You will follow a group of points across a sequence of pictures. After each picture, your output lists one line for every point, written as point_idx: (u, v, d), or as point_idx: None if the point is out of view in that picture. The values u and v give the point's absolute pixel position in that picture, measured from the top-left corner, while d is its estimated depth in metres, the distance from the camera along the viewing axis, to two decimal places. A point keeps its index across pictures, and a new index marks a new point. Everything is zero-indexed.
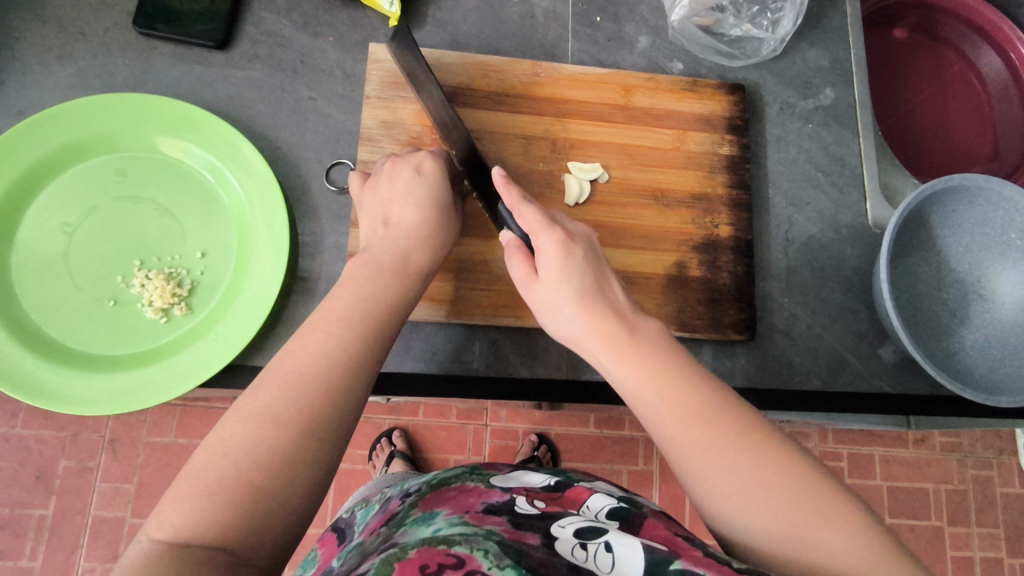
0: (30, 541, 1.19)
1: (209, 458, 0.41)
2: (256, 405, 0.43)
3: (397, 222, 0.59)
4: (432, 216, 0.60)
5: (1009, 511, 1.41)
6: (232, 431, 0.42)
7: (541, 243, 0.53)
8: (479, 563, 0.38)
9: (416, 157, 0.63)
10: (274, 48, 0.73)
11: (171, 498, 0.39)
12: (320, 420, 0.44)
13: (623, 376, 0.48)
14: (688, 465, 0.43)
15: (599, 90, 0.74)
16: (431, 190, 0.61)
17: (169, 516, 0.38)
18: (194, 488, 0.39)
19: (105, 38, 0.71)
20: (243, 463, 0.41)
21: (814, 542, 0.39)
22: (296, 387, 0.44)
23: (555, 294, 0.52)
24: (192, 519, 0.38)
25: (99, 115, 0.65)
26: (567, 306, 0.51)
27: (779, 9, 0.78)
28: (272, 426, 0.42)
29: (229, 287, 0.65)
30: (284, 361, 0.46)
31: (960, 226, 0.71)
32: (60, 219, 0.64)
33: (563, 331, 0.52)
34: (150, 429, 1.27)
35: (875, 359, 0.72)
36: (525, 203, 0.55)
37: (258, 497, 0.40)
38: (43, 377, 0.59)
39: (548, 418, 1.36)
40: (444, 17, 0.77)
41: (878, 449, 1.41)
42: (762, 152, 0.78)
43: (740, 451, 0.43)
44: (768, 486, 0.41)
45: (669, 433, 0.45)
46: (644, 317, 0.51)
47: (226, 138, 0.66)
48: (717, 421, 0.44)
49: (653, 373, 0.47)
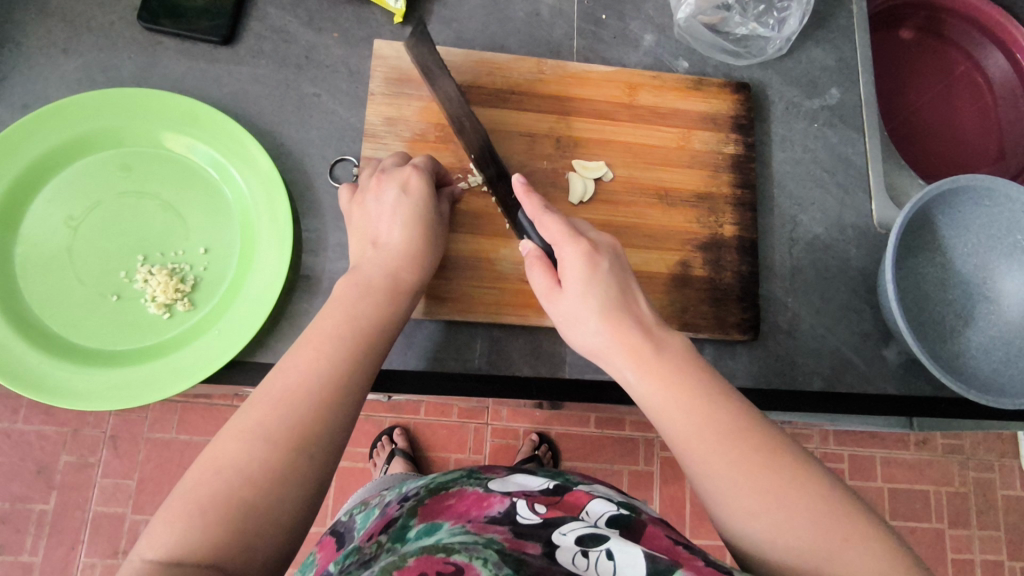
0: (31, 536, 1.19)
1: (200, 476, 0.41)
2: (247, 422, 0.43)
3: (383, 241, 0.58)
4: (420, 235, 0.59)
5: (1010, 514, 1.41)
6: (223, 450, 0.42)
7: (565, 254, 0.53)
8: (478, 572, 0.39)
9: (402, 174, 0.61)
10: (279, 44, 0.73)
11: (162, 516, 0.39)
12: (312, 437, 0.44)
13: (644, 388, 0.48)
14: (709, 479, 0.44)
15: (605, 88, 0.74)
16: (418, 208, 0.60)
17: (161, 535, 0.38)
18: (185, 506, 0.39)
19: (109, 33, 0.71)
20: (236, 480, 0.40)
21: (836, 561, 0.39)
22: (289, 405, 0.44)
23: (579, 306, 0.52)
24: (183, 537, 0.37)
25: (103, 110, 0.65)
26: (591, 319, 0.51)
27: (786, 9, 0.79)
28: (263, 444, 0.42)
29: (232, 284, 0.65)
30: (278, 379, 0.46)
31: (965, 227, 0.71)
32: (64, 214, 0.64)
33: (586, 343, 0.52)
34: (152, 425, 1.27)
35: (880, 361, 0.71)
36: (548, 212, 0.55)
37: (250, 513, 0.39)
38: (45, 371, 0.59)
39: (549, 417, 1.36)
40: (449, 14, 0.76)
41: (879, 451, 1.41)
42: (767, 151, 0.77)
43: (765, 470, 0.43)
44: (793, 507, 0.41)
45: (691, 445, 0.45)
46: (667, 330, 0.51)
47: (230, 134, 0.66)
48: (742, 439, 0.44)
49: (675, 387, 0.47)
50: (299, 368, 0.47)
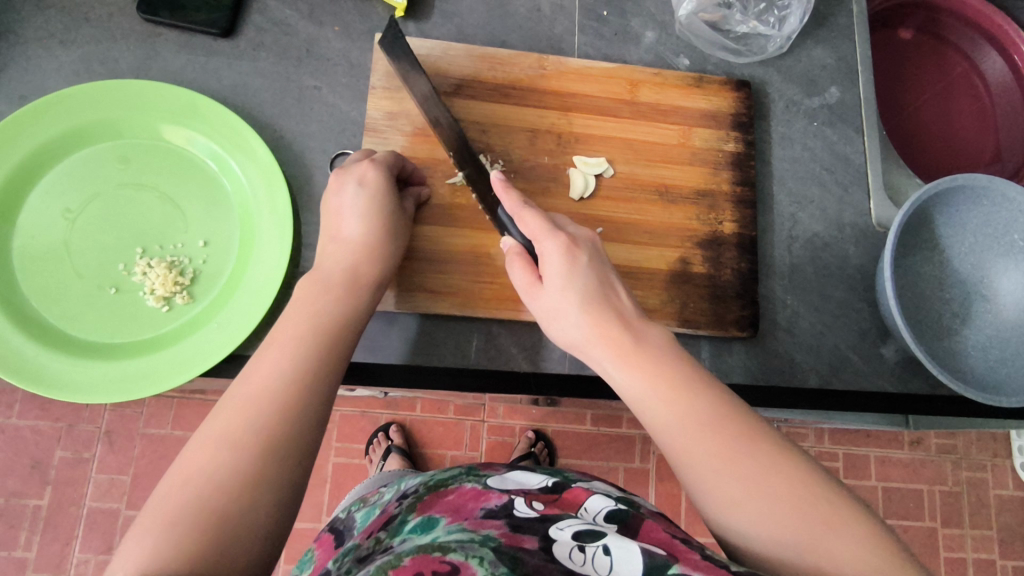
0: (24, 532, 1.19)
1: (171, 488, 0.41)
2: (213, 431, 0.43)
3: (344, 236, 0.59)
4: (382, 231, 0.60)
5: (1002, 513, 1.42)
6: (191, 461, 0.42)
7: (545, 248, 0.54)
8: (473, 571, 0.39)
9: (360, 168, 0.61)
10: (279, 36, 0.72)
11: (134, 533, 0.38)
12: (281, 439, 0.44)
13: (627, 382, 0.48)
14: (692, 471, 0.44)
15: (606, 84, 0.74)
16: (378, 203, 0.60)
17: (132, 549, 0.37)
18: (156, 519, 0.39)
19: (108, 23, 0.70)
20: (204, 489, 0.40)
21: (819, 547, 0.39)
22: (253, 410, 0.45)
23: (561, 300, 0.52)
24: (156, 549, 0.37)
25: (103, 101, 0.65)
26: (572, 313, 0.51)
27: (786, 7, 0.79)
28: (229, 450, 0.42)
29: (231, 277, 0.64)
30: (241, 388, 0.46)
31: (962, 225, 0.71)
32: (62, 206, 0.64)
33: (568, 338, 0.52)
34: (147, 420, 1.26)
35: (877, 358, 0.72)
36: (526, 207, 0.56)
37: (221, 520, 0.39)
38: (44, 363, 0.59)
39: (545, 414, 1.36)
40: (450, 8, 0.76)
41: (873, 450, 1.42)
42: (767, 148, 0.77)
43: (746, 459, 0.43)
44: (774, 496, 0.42)
45: (674, 440, 0.45)
46: (646, 321, 0.52)
47: (231, 127, 0.66)
48: (721, 430, 0.45)
49: (657, 379, 0.47)
50: (261, 372, 0.47)
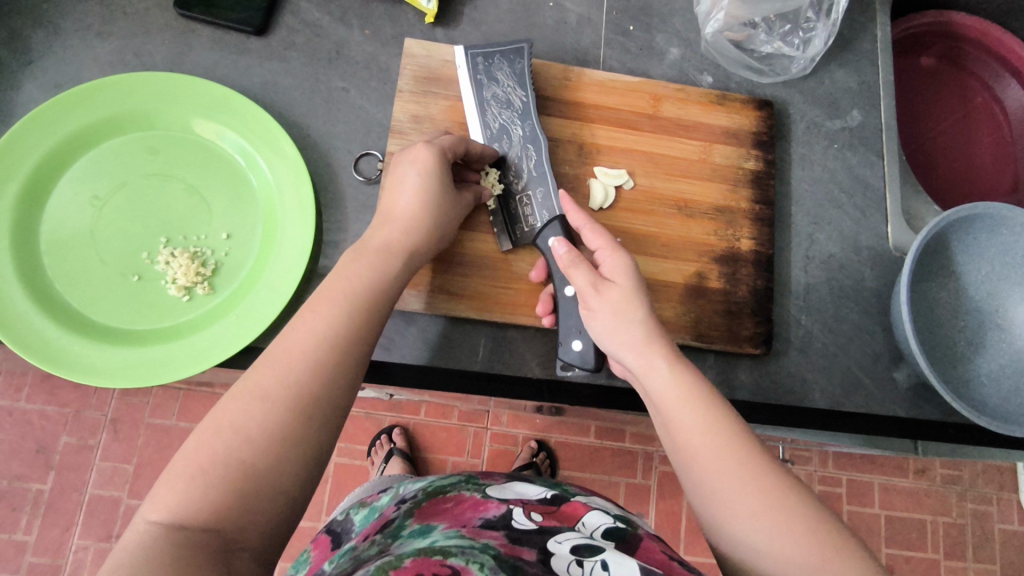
0: (26, 515, 1.20)
1: (202, 437, 0.41)
2: (248, 383, 0.44)
3: (393, 214, 0.59)
4: (430, 210, 0.60)
5: (1007, 548, 1.40)
6: (225, 411, 0.42)
7: (610, 254, 0.58)
8: None
9: (414, 151, 0.61)
10: (310, 37, 0.74)
11: (165, 481, 0.39)
12: (312, 400, 0.44)
13: (672, 387, 0.50)
14: (732, 479, 0.45)
15: (629, 98, 0.74)
16: (430, 186, 0.60)
17: (164, 497, 0.38)
18: (186, 469, 0.40)
19: (145, 17, 0.72)
20: (236, 441, 0.41)
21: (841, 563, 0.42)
22: (287, 367, 0.45)
23: (622, 299, 0.55)
24: (184, 499, 0.38)
25: (138, 93, 0.66)
26: (631, 313, 0.54)
27: (811, 29, 0.79)
28: (261, 404, 0.43)
29: (252, 270, 0.65)
30: (278, 343, 0.47)
31: (980, 254, 0.71)
32: (91, 193, 0.65)
33: (619, 338, 0.54)
34: (153, 410, 1.27)
35: (890, 383, 0.71)
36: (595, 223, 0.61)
37: (248, 476, 0.40)
38: (65, 345, 0.60)
39: (548, 425, 1.35)
40: (479, 17, 0.77)
41: (877, 477, 1.40)
42: (787, 168, 0.78)
43: (776, 475, 0.46)
44: (802, 509, 0.44)
45: (715, 447, 0.47)
46: None
47: (260, 123, 0.67)
48: (752, 446, 0.47)
49: (701, 391, 0.50)
50: (297, 332, 0.47)
